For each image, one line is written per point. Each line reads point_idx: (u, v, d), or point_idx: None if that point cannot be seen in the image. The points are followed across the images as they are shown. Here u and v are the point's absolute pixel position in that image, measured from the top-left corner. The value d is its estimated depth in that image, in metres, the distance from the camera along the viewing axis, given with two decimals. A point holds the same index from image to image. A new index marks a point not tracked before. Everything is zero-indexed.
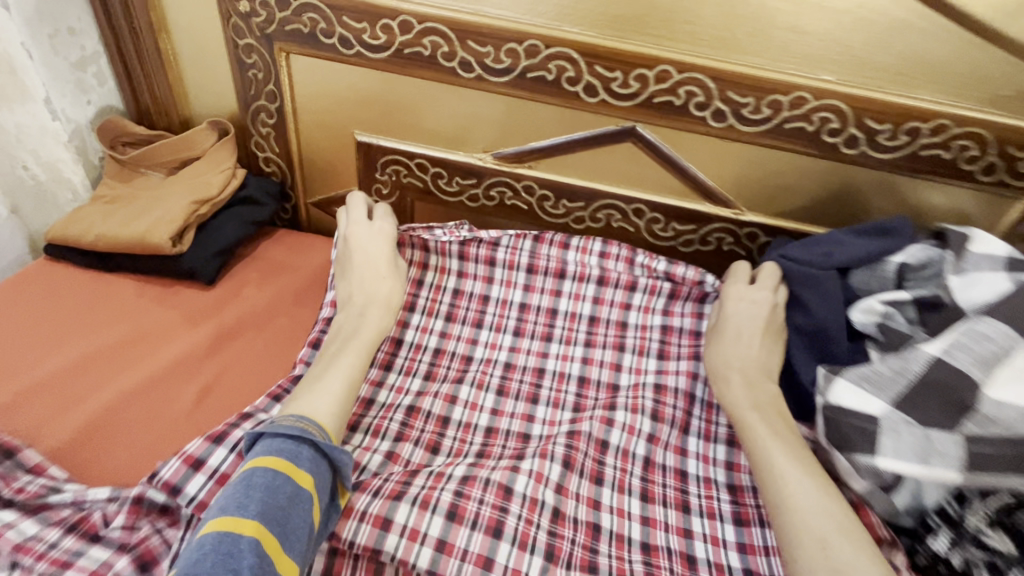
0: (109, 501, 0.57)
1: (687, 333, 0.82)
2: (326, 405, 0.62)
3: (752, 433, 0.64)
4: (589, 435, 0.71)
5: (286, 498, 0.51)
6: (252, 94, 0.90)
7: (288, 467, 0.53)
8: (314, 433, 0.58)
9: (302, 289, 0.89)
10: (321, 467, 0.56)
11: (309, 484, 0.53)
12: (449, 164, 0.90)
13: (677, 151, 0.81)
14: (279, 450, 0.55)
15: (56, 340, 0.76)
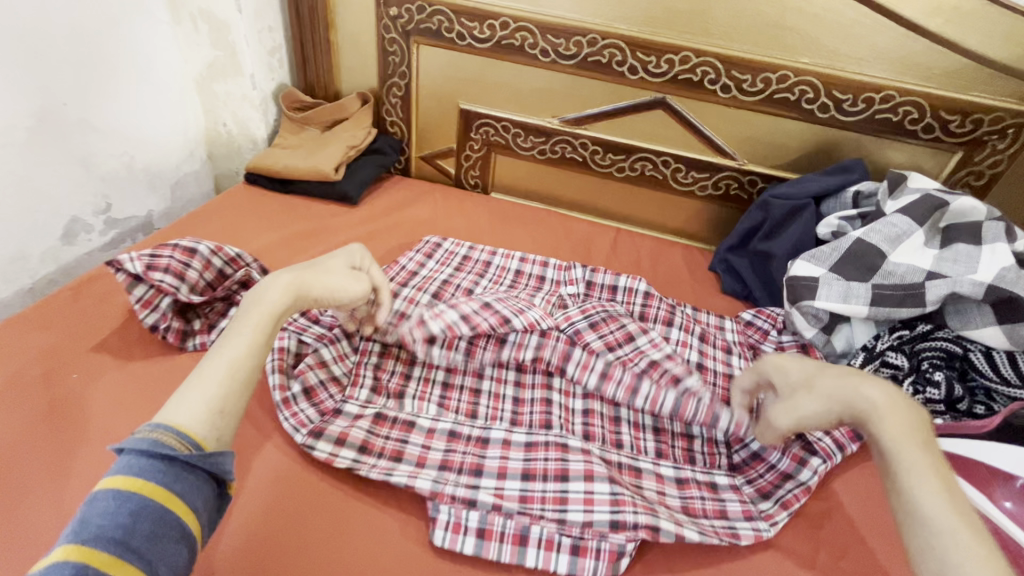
0: None
1: None
2: (190, 410, 0.54)
3: (887, 443, 0.54)
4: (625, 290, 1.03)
5: (133, 514, 0.46)
6: (389, 73, 1.27)
7: (141, 487, 0.48)
8: (173, 447, 0.50)
9: (416, 212, 1.24)
10: (197, 482, 0.51)
11: (178, 507, 0.48)
12: (526, 125, 1.23)
13: (696, 116, 1.11)
14: (137, 469, 0.49)
15: (262, 231, 1.14)
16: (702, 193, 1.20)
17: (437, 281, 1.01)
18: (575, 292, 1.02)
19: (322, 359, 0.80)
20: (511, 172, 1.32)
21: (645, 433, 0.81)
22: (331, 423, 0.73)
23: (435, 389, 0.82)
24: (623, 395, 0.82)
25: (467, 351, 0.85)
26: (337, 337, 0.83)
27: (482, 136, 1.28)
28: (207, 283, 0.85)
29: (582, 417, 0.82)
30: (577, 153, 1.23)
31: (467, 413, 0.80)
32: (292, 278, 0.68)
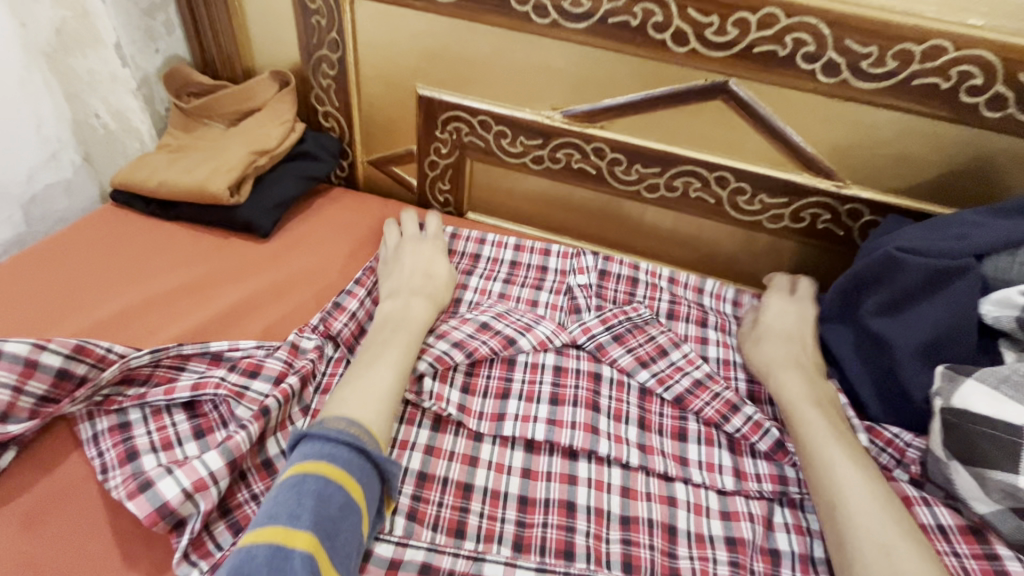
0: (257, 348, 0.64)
1: (693, 286, 0.81)
2: (365, 408, 0.53)
3: (811, 422, 0.58)
4: (642, 281, 0.81)
5: (338, 510, 0.45)
6: (315, 43, 0.87)
7: (343, 479, 0.46)
8: (368, 444, 0.49)
9: (355, 248, 0.87)
10: (376, 488, 0.49)
11: (361, 494, 0.47)
12: (514, 122, 0.83)
13: (775, 113, 0.71)
14: (330, 454, 0.47)
15: (121, 283, 0.77)
16: (773, 225, 0.80)
17: None
18: (587, 286, 0.78)
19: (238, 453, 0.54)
20: (494, 187, 0.93)
21: (722, 473, 0.60)
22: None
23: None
24: (671, 437, 0.63)
25: (466, 387, 0.63)
26: (268, 408, 0.57)
27: (450, 135, 0.89)
28: (41, 399, 0.54)
29: (619, 534, 0.54)
30: (588, 163, 0.83)
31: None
32: (427, 302, 0.69)
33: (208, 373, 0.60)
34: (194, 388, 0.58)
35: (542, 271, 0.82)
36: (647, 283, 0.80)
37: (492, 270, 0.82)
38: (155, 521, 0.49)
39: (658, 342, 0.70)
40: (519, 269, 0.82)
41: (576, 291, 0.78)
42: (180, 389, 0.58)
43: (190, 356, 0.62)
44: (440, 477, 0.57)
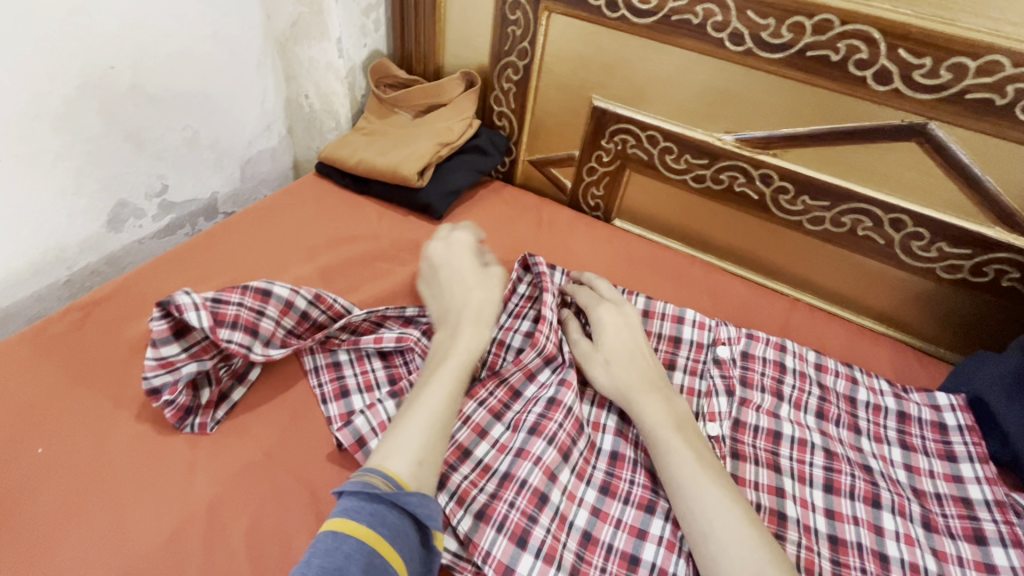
0: None
1: (843, 398, 0.72)
2: (400, 453, 0.52)
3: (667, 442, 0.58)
4: (765, 358, 0.74)
5: (344, 556, 0.43)
6: (506, 49, 0.96)
7: (352, 528, 0.45)
8: (382, 488, 0.48)
9: (514, 239, 0.95)
10: (402, 525, 0.48)
11: (376, 538, 0.45)
12: (682, 139, 0.86)
13: (978, 163, 0.69)
14: (350, 510, 0.47)
15: (322, 242, 0.90)
16: (947, 274, 0.78)
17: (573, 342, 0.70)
18: (729, 363, 0.73)
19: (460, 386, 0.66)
20: (647, 200, 0.96)
21: (923, 549, 0.57)
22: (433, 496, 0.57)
23: (544, 523, 0.55)
24: (864, 502, 0.60)
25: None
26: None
27: (616, 145, 0.94)
28: (289, 332, 0.68)
29: None
30: (752, 187, 0.85)
31: (584, 547, 0.56)
32: (476, 323, 0.66)
33: (406, 331, 0.71)
34: (400, 340, 0.69)
35: (676, 342, 0.76)
36: (792, 401, 0.70)
37: None
38: (354, 450, 0.60)
39: (817, 399, 0.70)
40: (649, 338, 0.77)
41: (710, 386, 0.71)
42: (389, 337, 0.69)
43: (389, 316, 0.73)
44: (631, 457, 0.63)
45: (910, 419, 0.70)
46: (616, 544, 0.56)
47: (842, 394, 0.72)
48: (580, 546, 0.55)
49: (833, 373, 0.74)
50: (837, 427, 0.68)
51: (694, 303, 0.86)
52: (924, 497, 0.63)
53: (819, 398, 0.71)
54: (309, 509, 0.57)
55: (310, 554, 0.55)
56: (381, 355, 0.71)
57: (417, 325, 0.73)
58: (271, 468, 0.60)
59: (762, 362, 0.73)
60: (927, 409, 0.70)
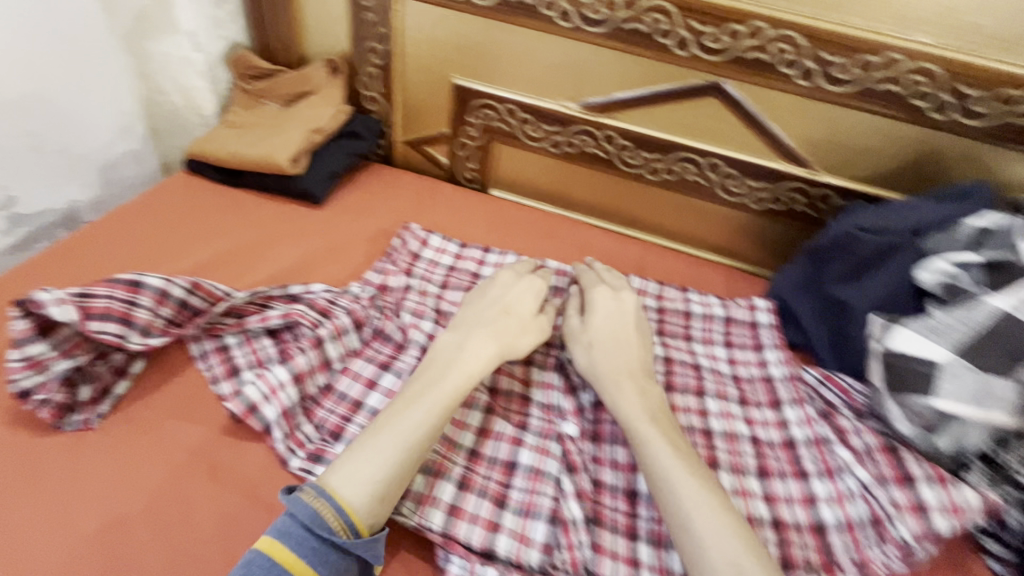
0: (328, 293, 0.78)
1: (681, 314, 0.86)
2: (351, 482, 0.53)
3: (647, 443, 0.60)
4: None
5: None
6: (365, 35, 1.00)
7: (291, 562, 0.49)
8: (332, 527, 0.50)
9: (396, 216, 1.01)
10: (345, 564, 0.51)
11: (312, 575, 0.49)
12: (536, 109, 0.96)
13: (761, 110, 0.85)
14: (295, 539, 0.50)
15: (199, 237, 0.90)
16: (757, 206, 0.94)
17: (432, 305, 0.82)
18: None
19: (346, 351, 0.72)
20: (516, 167, 1.05)
21: (737, 420, 0.72)
22: (331, 446, 0.64)
23: (433, 448, 0.63)
24: (694, 395, 0.74)
25: (462, 485, 0.61)
26: (323, 339, 0.71)
27: (480, 120, 1.02)
28: (168, 321, 0.69)
29: (622, 453, 0.66)
30: (599, 148, 0.96)
31: (471, 461, 0.63)
32: (489, 339, 0.67)
33: (293, 308, 0.74)
34: (286, 316, 0.72)
35: None
36: None
37: None
38: (247, 417, 0.63)
39: (656, 321, 0.84)
40: None
41: None
42: (275, 314, 0.72)
43: (275, 297, 0.76)
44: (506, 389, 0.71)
45: (731, 321, 0.86)
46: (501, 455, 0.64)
47: (680, 313, 0.86)
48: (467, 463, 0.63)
49: (671, 291, 0.89)
50: (676, 343, 0.82)
51: (563, 254, 0.98)
52: (741, 382, 0.78)
53: (657, 316, 0.85)
54: (209, 478, 0.60)
55: (216, 515, 0.58)
56: (271, 334, 0.74)
57: (302, 302, 0.77)
58: (166, 449, 0.62)
59: None
60: (744, 314, 0.86)
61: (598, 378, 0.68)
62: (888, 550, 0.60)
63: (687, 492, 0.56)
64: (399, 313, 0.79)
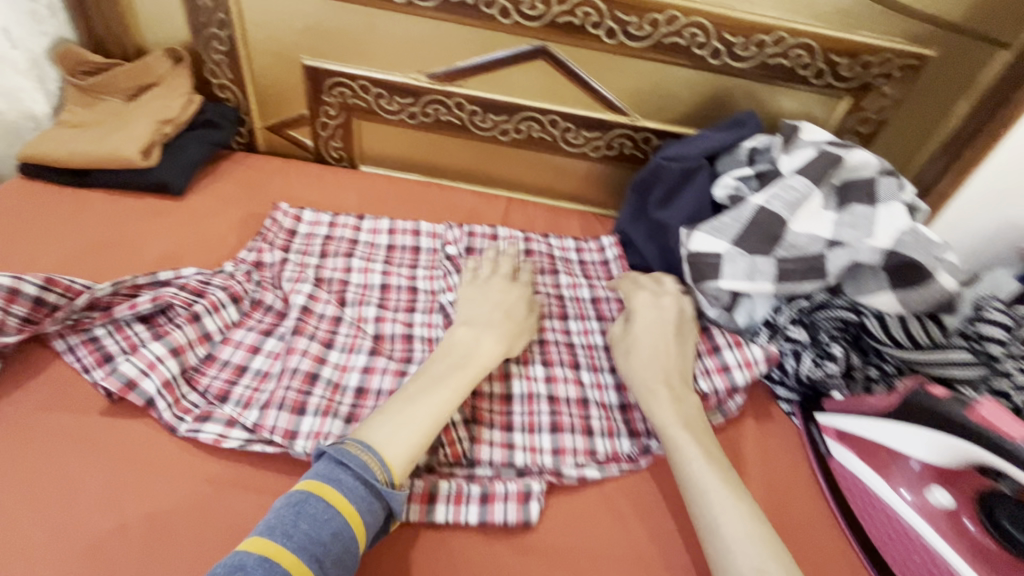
0: (198, 275, 0.79)
1: (545, 254, 0.97)
2: (392, 437, 0.57)
3: (682, 452, 0.64)
4: (481, 248, 0.95)
5: (314, 520, 0.50)
6: (203, 22, 1.00)
7: (343, 506, 0.52)
8: (377, 475, 0.54)
9: (265, 199, 1.02)
10: (377, 513, 0.54)
11: (359, 522, 0.52)
12: (387, 83, 1.02)
13: (582, 68, 0.98)
14: (343, 486, 0.53)
15: (49, 239, 0.87)
16: (595, 153, 1.08)
17: (311, 271, 0.86)
18: (456, 256, 0.92)
19: (226, 323, 0.74)
20: (379, 141, 1.11)
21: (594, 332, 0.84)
22: (219, 406, 0.66)
23: (320, 392, 0.68)
24: (559, 317, 0.86)
25: (350, 418, 0.66)
26: (199, 314, 0.72)
27: (336, 98, 1.06)
28: (24, 320, 0.68)
29: (498, 367, 0.76)
30: (452, 115, 1.05)
31: (358, 397, 0.69)
32: (496, 337, 0.72)
33: (164, 291, 0.74)
34: (157, 300, 0.72)
35: (417, 250, 0.94)
36: None
37: (369, 252, 0.92)
38: (127, 394, 0.64)
39: (524, 261, 0.94)
40: (395, 252, 0.93)
41: (446, 265, 0.90)
42: (145, 299, 0.72)
43: (143, 286, 0.76)
44: (389, 334, 0.79)
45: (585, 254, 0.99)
46: (387, 386, 0.70)
47: (545, 253, 0.97)
48: (354, 399, 0.69)
49: (534, 238, 0.99)
50: (542, 276, 0.92)
51: (434, 216, 1.05)
52: (598, 301, 0.90)
53: (524, 255, 0.96)
54: (88, 456, 0.61)
55: (100, 484, 0.60)
56: (143, 321, 0.74)
57: (171, 284, 0.77)
58: (36, 437, 0.62)
59: (480, 238, 0.97)
60: (596, 249, 1.01)
61: (648, 394, 0.70)
62: (712, 395, 0.74)
63: (722, 507, 0.58)
64: (279, 284, 0.82)
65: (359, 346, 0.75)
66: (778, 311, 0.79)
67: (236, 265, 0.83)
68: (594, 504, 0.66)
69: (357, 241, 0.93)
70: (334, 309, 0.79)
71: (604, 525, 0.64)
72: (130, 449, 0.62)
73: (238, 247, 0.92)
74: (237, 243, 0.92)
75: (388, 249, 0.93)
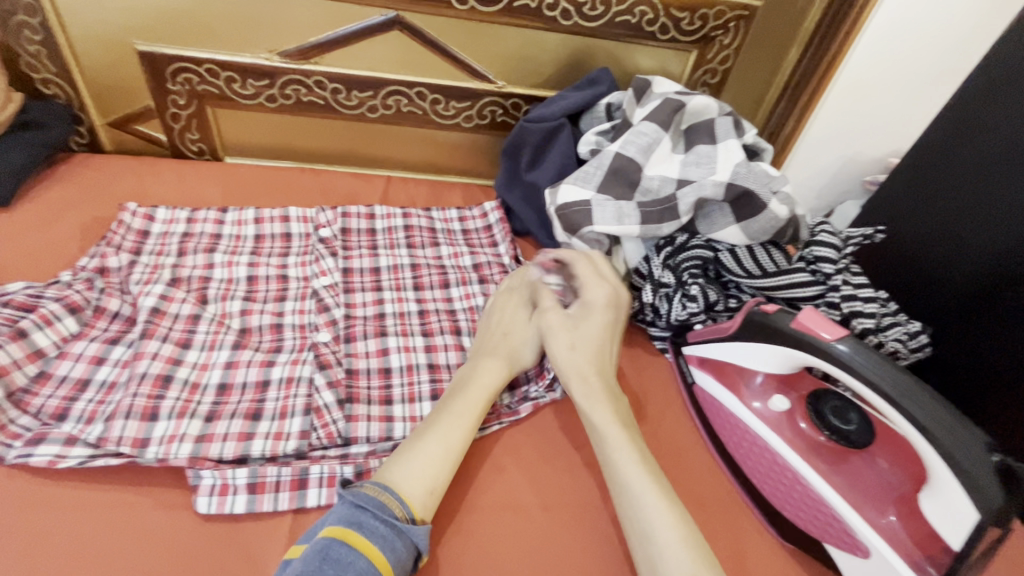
0: (24, 290, 0.71)
1: (425, 226, 0.95)
2: (414, 480, 0.57)
3: (615, 451, 0.61)
4: (358, 228, 0.92)
5: (338, 564, 0.48)
6: (7, 8, 0.88)
7: (364, 547, 0.50)
8: (395, 513, 0.53)
9: (112, 201, 0.94)
10: (402, 551, 0.52)
11: (383, 562, 0.50)
12: (237, 66, 0.96)
13: (441, 38, 0.96)
14: (363, 525, 0.51)
15: None
16: (468, 124, 1.07)
17: (166, 270, 0.80)
18: (331, 239, 0.89)
19: (62, 337, 0.67)
20: (239, 128, 1.05)
21: (476, 297, 0.85)
22: (57, 426, 0.60)
23: (174, 395, 0.64)
24: (440, 287, 0.85)
25: (211, 417, 0.64)
26: (25, 330, 0.64)
27: (183, 86, 0.98)
28: None
29: (374, 344, 0.75)
30: (315, 95, 1.00)
31: (221, 394, 0.66)
32: (500, 360, 0.70)
33: None
34: None
35: (288, 237, 0.89)
36: (386, 244, 0.91)
37: (235, 245, 0.86)
38: None
39: (404, 236, 0.93)
40: (264, 242, 0.88)
41: (318, 248, 0.87)
42: None
43: None
44: (257, 326, 0.75)
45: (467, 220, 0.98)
46: (252, 377, 0.68)
47: (425, 226, 0.96)
48: (217, 397, 0.66)
49: (414, 213, 0.97)
50: (422, 248, 0.91)
51: (307, 201, 1.01)
52: (481, 267, 0.90)
53: (404, 229, 0.94)
54: None
55: None
56: None
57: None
58: None
59: (356, 217, 0.93)
60: (477, 214, 0.99)
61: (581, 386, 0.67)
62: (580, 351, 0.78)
63: (655, 515, 0.55)
64: (127, 288, 0.76)
65: (222, 342, 0.72)
66: (649, 262, 0.82)
67: (71, 274, 0.75)
68: (473, 461, 0.67)
69: (220, 235, 0.87)
70: (191, 308, 0.74)
71: (485, 481, 0.65)
72: None
73: (80, 256, 0.84)
74: (78, 251, 0.84)
75: (256, 240, 0.88)
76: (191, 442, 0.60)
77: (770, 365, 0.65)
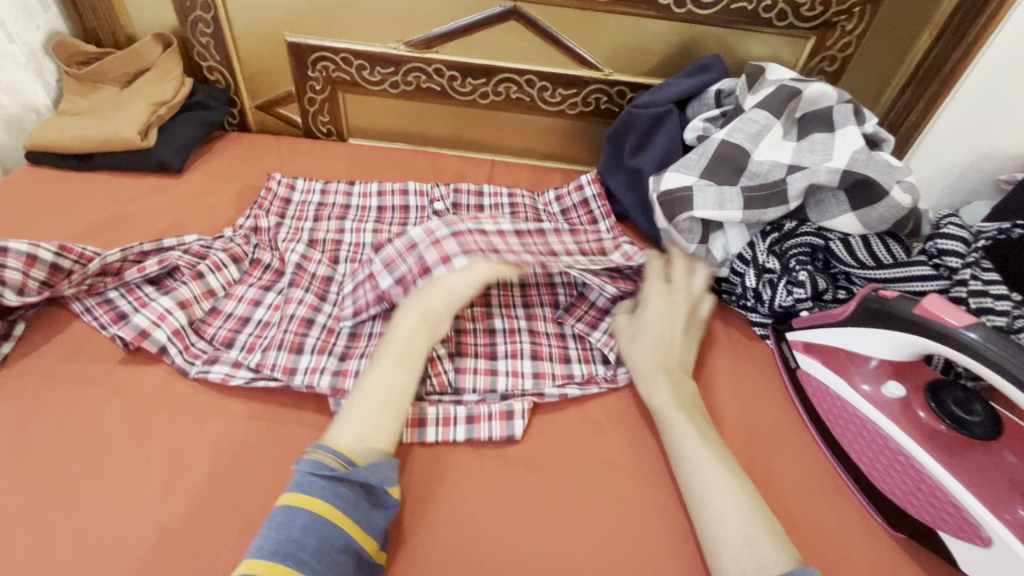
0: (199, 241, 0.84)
1: (529, 206, 1.01)
2: (347, 432, 0.58)
3: (676, 433, 0.64)
4: (467, 203, 0.99)
5: (301, 529, 0.51)
6: (188, 6, 1.04)
7: (308, 502, 0.52)
8: (335, 466, 0.54)
9: (257, 172, 1.07)
10: (349, 494, 0.54)
11: (328, 510, 0.52)
12: (369, 55, 1.06)
13: (555, 27, 1.01)
14: (304, 486, 0.53)
15: (59, 217, 0.92)
16: (572, 111, 1.11)
17: (304, 232, 0.91)
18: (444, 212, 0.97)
19: (228, 280, 0.80)
20: (364, 112, 1.16)
21: None
22: (226, 351, 0.72)
23: (315, 334, 0.74)
24: None
25: (344, 356, 0.72)
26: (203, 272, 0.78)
27: (321, 73, 1.10)
28: (42, 282, 0.73)
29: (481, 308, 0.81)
30: (433, 82, 1.09)
31: (352, 339, 0.75)
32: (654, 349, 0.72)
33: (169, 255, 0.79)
34: (163, 263, 0.77)
35: (406, 209, 0.98)
36: None
37: (361, 214, 0.96)
38: (140, 342, 0.69)
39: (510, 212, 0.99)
40: (386, 213, 0.97)
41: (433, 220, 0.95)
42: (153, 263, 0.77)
43: (149, 252, 0.81)
44: None
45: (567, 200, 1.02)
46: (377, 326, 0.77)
47: (529, 205, 1.01)
48: (349, 339, 0.75)
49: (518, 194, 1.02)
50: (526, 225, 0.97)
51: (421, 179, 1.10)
52: None
53: (507, 206, 1.00)
54: (112, 398, 0.67)
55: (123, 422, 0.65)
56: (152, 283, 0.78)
57: (175, 249, 0.82)
58: (64, 382, 0.68)
59: (467, 194, 1.01)
60: (574, 189, 1.01)
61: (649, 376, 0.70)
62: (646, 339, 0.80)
63: (722, 491, 0.58)
64: (276, 244, 0.87)
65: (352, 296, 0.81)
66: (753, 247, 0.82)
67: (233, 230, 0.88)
68: (572, 420, 0.71)
69: (349, 206, 0.97)
70: (326, 267, 0.84)
71: (585, 439, 0.69)
72: (147, 392, 0.68)
73: (235, 217, 0.97)
74: (233, 213, 0.97)
75: (378, 211, 0.98)
76: (330, 374, 0.69)
77: (886, 351, 0.64)
